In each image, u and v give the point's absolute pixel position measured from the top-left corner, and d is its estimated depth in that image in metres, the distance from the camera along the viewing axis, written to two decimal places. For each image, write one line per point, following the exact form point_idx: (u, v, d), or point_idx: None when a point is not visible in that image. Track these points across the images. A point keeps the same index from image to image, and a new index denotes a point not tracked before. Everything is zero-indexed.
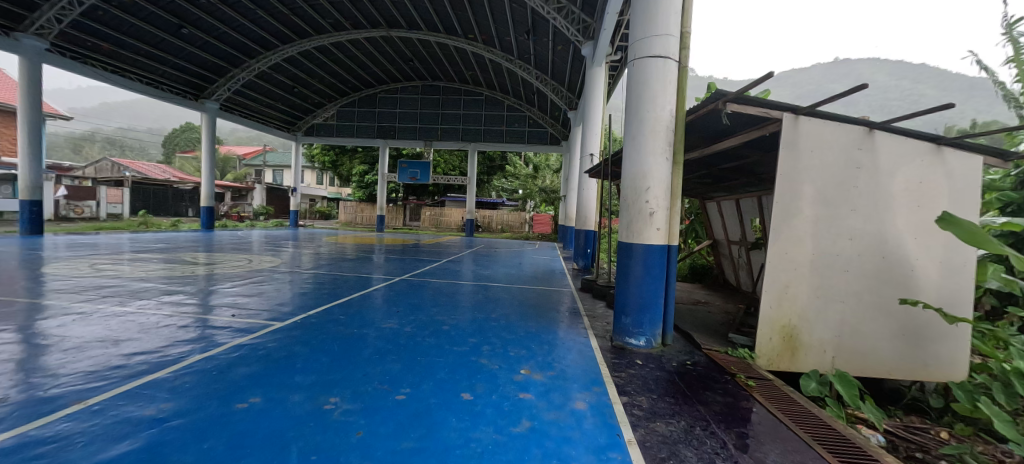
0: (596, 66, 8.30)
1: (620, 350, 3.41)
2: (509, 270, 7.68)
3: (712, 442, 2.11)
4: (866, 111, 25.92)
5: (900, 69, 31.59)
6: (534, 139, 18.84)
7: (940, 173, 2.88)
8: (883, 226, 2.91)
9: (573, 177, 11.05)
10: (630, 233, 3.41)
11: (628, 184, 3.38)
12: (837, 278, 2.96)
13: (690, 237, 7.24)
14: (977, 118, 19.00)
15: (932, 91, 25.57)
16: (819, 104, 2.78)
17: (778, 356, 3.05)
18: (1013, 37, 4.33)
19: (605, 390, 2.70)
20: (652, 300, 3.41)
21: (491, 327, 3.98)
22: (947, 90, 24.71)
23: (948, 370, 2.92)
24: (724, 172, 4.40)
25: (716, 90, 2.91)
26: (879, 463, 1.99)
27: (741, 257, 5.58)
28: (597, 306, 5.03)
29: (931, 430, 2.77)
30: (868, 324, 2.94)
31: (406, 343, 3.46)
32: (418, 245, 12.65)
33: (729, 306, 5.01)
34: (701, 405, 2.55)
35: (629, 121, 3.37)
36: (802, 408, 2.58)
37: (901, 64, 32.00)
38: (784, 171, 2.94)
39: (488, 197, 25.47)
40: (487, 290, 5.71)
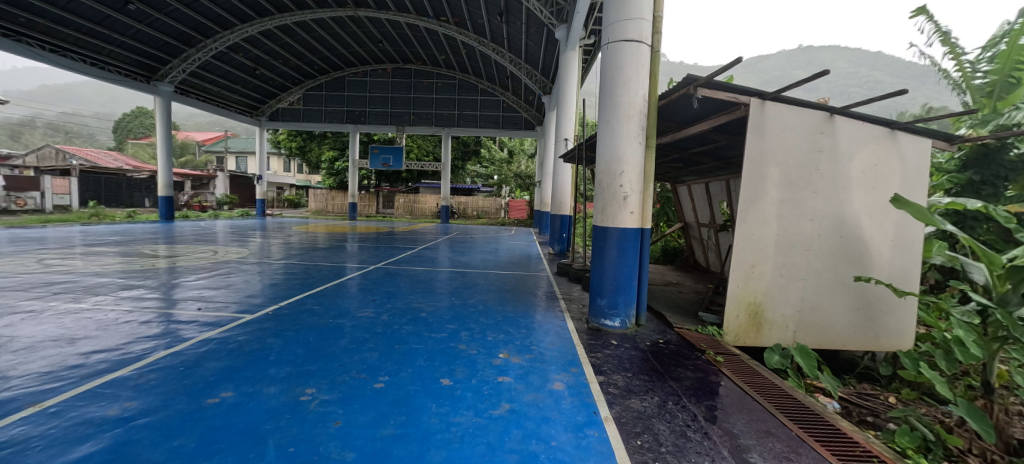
0: (569, 50, 8.23)
1: (596, 332, 3.46)
2: (486, 256, 7.67)
3: (684, 415, 2.23)
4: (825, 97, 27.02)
5: (860, 57, 32.87)
6: (508, 124, 18.67)
7: (894, 155, 3.03)
8: (841, 207, 3.05)
9: (548, 159, 11.01)
10: (604, 217, 3.41)
11: (602, 168, 3.38)
12: (798, 257, 3.10)
13: (662, 221, 7.43)
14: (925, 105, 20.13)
15: (888, 78, 26.69)
16: (786, 89, 2.84)
17: (744, 332, 3.19)
18: (947, 34, 4.61)
19: (582, 370, 2.78)
20: (627, 282, 3.44)
21: (469, 313, 3.99)
22: (901, 77, 25.95)
23: (897, 339, 3.11)
24: (694, 156, 4.47)
25: (688, 74, 2.95)
26: (838, 431, 2.12)
27: (710, 239, 5.75)
28: (572, 289, 5.12)
29: (881, 396, 2.98)
30: (826, 299, 3.10)
31: (383, 331, 3.44)
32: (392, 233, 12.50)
33: (699, 286, 5.18)
34: (673, 381, 2.67)
35: (603, 106, 3.39)
36: (768, 380, 2.72)
37: (860, 54, 33.50)
38: (750, 155, 3.02)
39: (463, 183, 25.22)
40: (464, 277, 5.69)
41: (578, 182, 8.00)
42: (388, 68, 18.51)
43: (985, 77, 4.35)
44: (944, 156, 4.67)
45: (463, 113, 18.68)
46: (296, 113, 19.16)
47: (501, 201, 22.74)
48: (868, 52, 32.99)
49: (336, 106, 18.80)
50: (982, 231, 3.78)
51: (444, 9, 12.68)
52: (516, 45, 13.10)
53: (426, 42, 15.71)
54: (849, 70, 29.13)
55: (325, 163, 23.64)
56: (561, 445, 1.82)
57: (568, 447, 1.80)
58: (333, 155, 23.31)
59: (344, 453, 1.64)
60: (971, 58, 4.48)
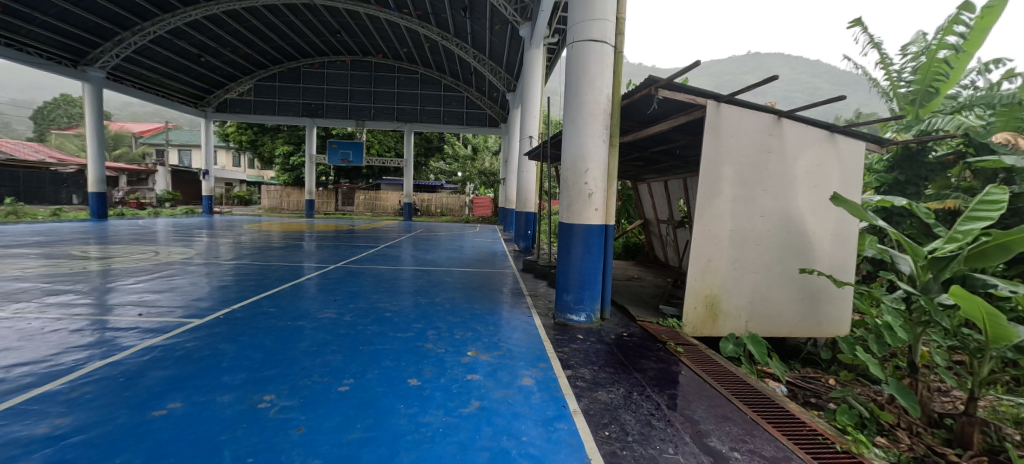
0: (533, 48, 8.25)
1: (563, 327, 3.50)
2: (451, 254, 7.59)
3: (648, 404, 2.36)
4: (770, 101, 28.73)
5: (802, 64, 35.25)
6: (473, 121, 18.57)
7: (833, 157, 3.26)
8: (788, 204, 3.23)
9: (512, 157, 11.03)
10: (570, 214, 3.45)
11: (568, 166, 3.42)
12: (751, 252, 3.23)
13: (624, 217, 7.65)
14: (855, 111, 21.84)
15: (825, 85, 28.73)
16: (739, 93, 2.96)
17: (702, 323, 3.28)
18: (877, 45, 5.03)
19: (550, 365, 2.82)
20: (592, 277, 3.51)
21: (435, 311, 3.93)
22: (837, 84, 28.03)
23: (835, 326, 3.37)
24: (655, 154, 4.61)
25: (649, 75, 3.03)
26: (785, 413, 2.32)
27: (669, 235, 5.97)
28: (538, 285, 5.17)
29: (822, 378, 3.23)
30: (775, 290, 3.28)
31: (346, 332, 3.32)
32: (353, 231, 12.09)
33: (659, 281, 5.37)
34: (638, 372, 2.77)
35: (568, 105, 3.42)
36: (723, 367, 2.88)
37: (802, 62, 35.93)
38: (708, 154, 3.10)
39: (427, 180, 24.85)
40: (429, 275, 5.60)
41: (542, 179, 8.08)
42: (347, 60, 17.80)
43: (909, 85, 4.77)
44: (874, 158, 5.10)
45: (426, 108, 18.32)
46: (247, 105, 18.13)
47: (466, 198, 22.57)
48: (809, 60, 35.39)
49: (292, 98, 17.95)
50: (907, 226, 4.16)
51: (406, 2, 12.35)
52: (480, 41, 12.98)
53: (387, 35, 15.29)
54: (791, 77, 31.14)
55: (280, 158, 22.52)
56: (532, 439, 1.85)
57: (538, 441, 1.84)
58: (288, 149, 22.23)
59: (309, 460, 1.57)
60: (898, 69, 4.92)
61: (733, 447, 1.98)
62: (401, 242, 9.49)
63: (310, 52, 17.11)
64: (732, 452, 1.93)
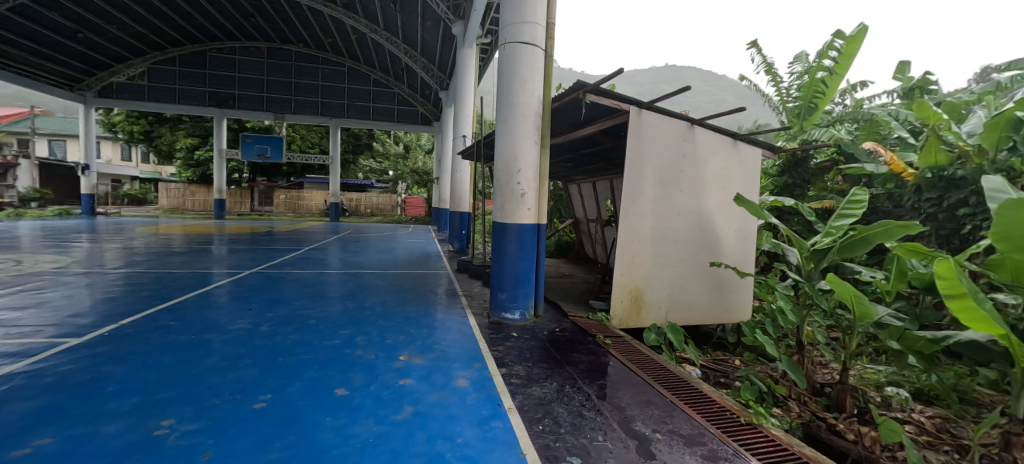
0: (466, 47, 8.17)
1: (498, 325, 3.54)
2: (383, 256, 7.31)
3: (579, 396, 2.48)
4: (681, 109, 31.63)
5: (709, 78, 39.26)
6: (404, 118, 18.00)
7: (735, 162, 3.67)
8: (700, 204, 3.57)
9: (446, 156, 10.89)
10: (504, 214, 3.50)
11: (501, 166, 3.46)
12: (669, 248, 3.51)
13: (556, 217, 7.93)
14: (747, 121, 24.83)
15: (727, 97, 32.30)
16: (657, 101, 3.19)
17: (627, 316, 3.47)
18: (769, 65, 5.75)
19: (485, 364, 2.84)
20: (525, 276, 3.59)
21: (366, 316, 3.76)
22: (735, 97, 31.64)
23: (739, 312, 3.80)
24: (584, 156, 4.83)
25: (578, 80, 3.18)
26: (700, 395, 2.57)
27: (597, 233, 6.30)
28: (473, 285, 5.17)
29: (729, 360, 3.62)
30: (689, 282, 3.61)
31: (264, 343, 3.05)
32: (272, 233, 11.15)
33: (589, 277, 5.65)
34: (570, 365, 2.89)
35: (501, 106, 3.47)
36: (646, 356, 3.10)
37: (710, 76, 40.03)
38: (631, 157, 3.29)
39: (355, 179, 23.70)
40: (358, 278, 5.34)
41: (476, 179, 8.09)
42: (263, 47, 16.21)
43: (795, 101, 5.51)
44: (768, 162, 5.80)
45: (354, 103, 17.39)
46: (138, 91, 15.91)
47: (398, 198, 22.02)
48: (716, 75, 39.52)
49: (196, 85, 16.05)
50: (794, 222, 4.81)
51: None
52: (412, 36, 12.53)
53: (309, 22, 14.23)
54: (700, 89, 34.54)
55: (183, 151, 20.07)
56: (467, 441, 1.86)
57: (473, 442, 1.86)
58: (192, 142, 19.82)
59: None
60: (786, 86, 5.66)
61: (654, 429, 2.16)
62: (329, 244, 8.93)
63: (217, 35, 15.32)
64: (654, 433, 2.13)
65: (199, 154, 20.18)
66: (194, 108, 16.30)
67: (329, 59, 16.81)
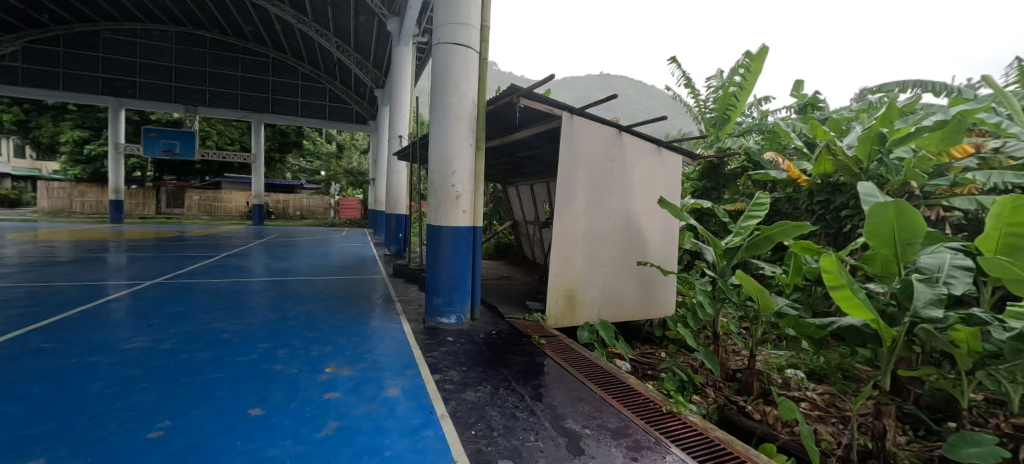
0: (402, 45, 7.94)
1: (433, 330, 3.46)
2: (313, 261, 6.84)
3: (513, 398, 2.48)
4: (612, 117, 33.66)
5: (639, 89, 42.15)
6: (336, 115, 17.08)
7: (659, 167, 3.92)
8: (628, 207, 3.76)
9: (382, 157, 10.56)
10: (438, 216, 3.43)
11: (435, 167, 3.39)
12: (600, 248, 3.66)
13: (495, 219, 7.96)
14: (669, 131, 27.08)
15: (653, 108, 34.94)
16: (587, 107, 3.31)
17: (562, 315, 3.55)
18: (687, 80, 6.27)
19: (418, 371, 2.76)
20: (461, 279, 3.54)
21: (289, 328, 3.48)
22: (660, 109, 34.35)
23: (664, 307, 4.06)
24: (521, 159, 4.88)
25: (511, 84, 3.21)
26: (628, 389, 2.69)
27: (535, 235, 6.41)
28: (410, 290, 5.02)
29: (656, 353, 3.85)
30: (619, 280, 3.79)
31: (165, 363, 2.69)
32: (182, 238, 9.98)
33: (527, 278, 5.74)
34: (505, 367, 2.89)
35: (434, 107, 3.40)
36: (578, 354, 3.20)
37: (639, 87, 43.00)
38: (564, 160, 3.38)
39: (282, 179, 22.08)
40: (282, 286, 4.94)
41: (413, 181, 7.91)
42: (172, 32, 14.35)
43: (711, 112, 6.05)
44: (689, 168, 6.28)
45: (279, 98, 16.07)
46: (8, 74, 13.46)
47: (330, 200, 21.27)
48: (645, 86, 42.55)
49: (86, 70, 13.91)
50: (711, 224, 5.26)
51: None
52: (345, 29, 11.83)
53: (227, 9, 12.78)
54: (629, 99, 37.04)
55: (68, 145, 17.37)
56: (397, 453, 1.79)
57: (404, 454, 1.78)
58: (81, 135, 17.20)
59: None
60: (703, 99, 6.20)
61: (584, 426, 2.22)
62: (250, 249, 8.18)
63: (114, 16, 13.26)
64: (584, 429, 2.20)
65: (89, 149, 17.58)
66: (84, 96, 14.15)
67: (250, 49, 15.27)
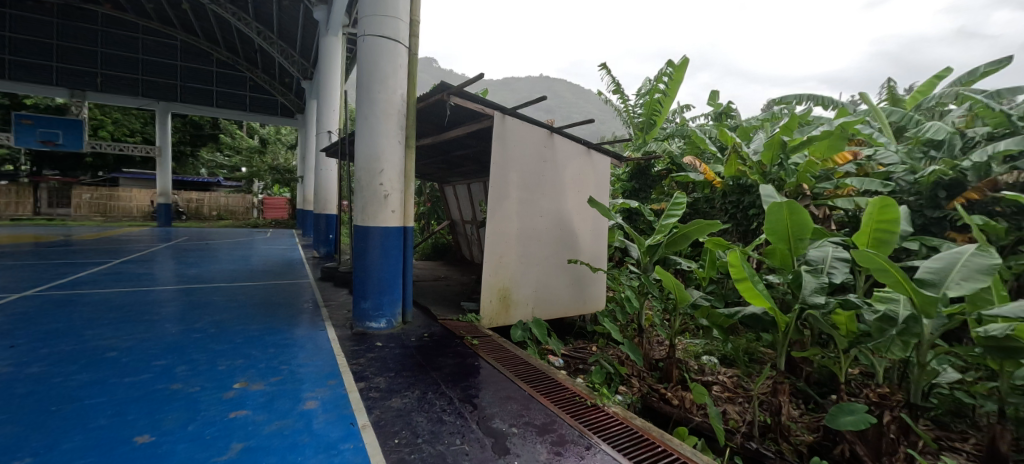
0: (330, 34, 7.48)
1: (360, 336, 3.30)
2: (230, 266, 6.24)
3: (441, 402, 2.42)
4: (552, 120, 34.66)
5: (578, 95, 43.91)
6: (259, 108, 15.41)
7: (590, 168, 4.06)
8: (560, 206, 3.85)
9: (310, 154, 9.98)
10: (365, 217, 3.28)
11: (361, 165, 3.24)
12: (534, 247, 3.71)
13: (433, 218, 7.82)
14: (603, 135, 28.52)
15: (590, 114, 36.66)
16: (518, 107, 3.32)
17: (496, 315, 3.55)
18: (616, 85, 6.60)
19: (341, 380, 2.61)
20: (392, 281, 3.42)
21: (192, 342, 3.12)
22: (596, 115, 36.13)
23: (596, 303, 4.22)
24: (457, 158, 4.82)
25: (440, 81, 3.14)
26: (557, 386, 2.74)
27: (473, 234, 6.39)
28: (338, 295, 4.75)
29: (587, 347, 3.99)
30: (552, 278, 3.87)
31: (26, 391, 2.27)
32: (63, 243, 8.61)
33: (464, 278, 5.70)
34: (435, 370, 2.82)
35: (360, 102, 3.24)
36: (511, 352, 3.22)
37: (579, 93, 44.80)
38: (496, 160, 3.37)
39: (196, 176, 19.97)
40: (188, 295, 4.43)
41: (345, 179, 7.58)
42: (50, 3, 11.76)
43: (639, 117, 6.41)
44: (618, 169, 6.61)
45: (188, 86, 14.01)
46: None
47: (254, 198, 19.32)
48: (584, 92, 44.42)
49: None
50: (638, 222, 5.58)
51: None
52: (266, 13, 10.69)
53: None
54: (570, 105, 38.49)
55: None
56: None
57: None
58: None
59: None
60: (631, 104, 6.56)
61: (511, 425, 2.22)
62: (155, 254, 7.26)
63: None
64: (511, 428, 2.20)
65: None
66: None
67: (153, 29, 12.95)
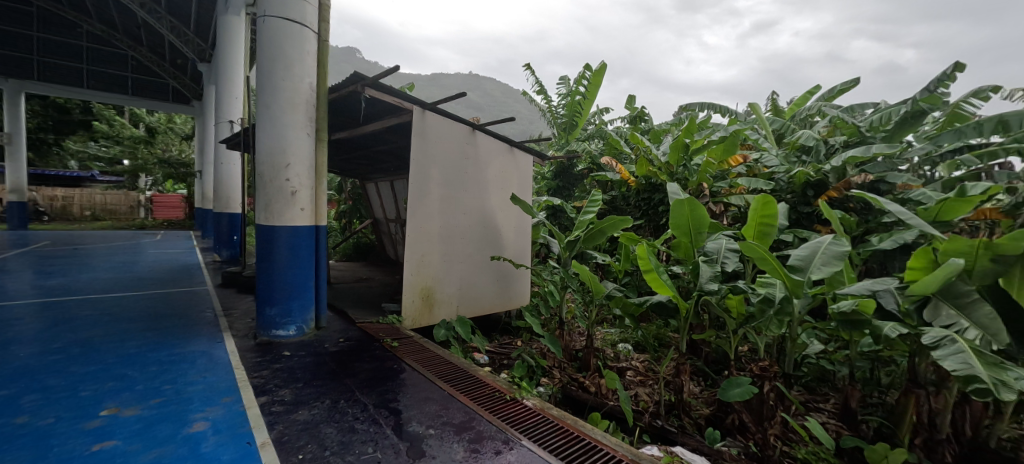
0: (231, 13, 6.82)
1: (265, 346, 3.02)
2: (105, 275, 5.34)
3: (354, 410, 2.29)
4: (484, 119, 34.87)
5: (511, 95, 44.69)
6: (146, 91, 13.23)
7: (512, 166, 4.12)
8: (483, 203, 3.86)
9: (208, 146, 8.98)
10: (269, 215, 3.00)
11: (263, 159, 2.96)
12: (457, 245, 3.67)
13: (355, 217, 7.43)
14: (530, 136, 29.38)
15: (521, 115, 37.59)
16: (439, 102, 3.25)
17: (419, 315, 3.46)
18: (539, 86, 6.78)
19: (239, 397, 2.35)
20: (302, 285, 3.18)
21: (43, 367, 2.59)
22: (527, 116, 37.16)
23: (520, 298, 4.32)
24: (378, 153, 4.61)
25: (353, 71, 2.97)
26: (479, 384, 2.75)
27: (397, 233, 6.19)
28: (242, 302, 4.31)
29: (513, 342, 4.06)
30: (477, 276, 3.87)
31: None
32: None
33: (387, 279, 5.51)
34: (349, 377, 2.67)
35: (260, 90, 2.94)
36: (433, 352, 3.16)
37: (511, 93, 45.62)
38: (416, 156, 3.27)
39: (60, 170, 16.80)
40: (42, 311, 3.70)
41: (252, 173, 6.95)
42: None
43: (562, 117, 6.64)
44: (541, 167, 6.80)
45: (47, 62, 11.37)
46: None
47: (141, 195, 16.70)
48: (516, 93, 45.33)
49: None
50: (561, 219, 5.80)
51: None
52: None
53: None
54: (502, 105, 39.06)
55: None
56: None
57: None
58: None
59: None
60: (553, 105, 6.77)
61: (428, 427, 2.17)
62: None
63: None
64: (427, 430, 2.14)
65: None
66: None
67: None
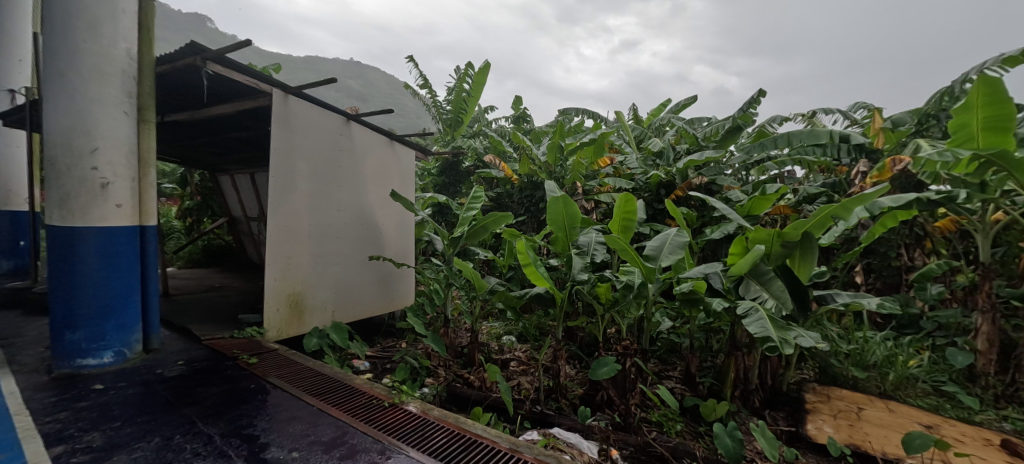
0: None
1: (64, 381, 2.37)
2: None
3: (196, 444, 1.90)
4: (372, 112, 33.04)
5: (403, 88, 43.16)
6: None
7: (392, 160, 3.97)
8: (360, 200, 3.63)
9: None
10: (65, 214, 2.38)
11: (54, 140, 2.32)
12: (331, 245, 3.39)
13: (205, 216, 6.33)
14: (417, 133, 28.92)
15: (412, 111, 36.75)
16: (305, 87, 2.95)
17: (286, 325, 3.11)
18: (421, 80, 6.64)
19: (23, 451, 1.71)
20: (122, 299, 2.61)
21: None
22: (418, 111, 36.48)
23: (403, 298, 4.21)
24: (230, 140, 3.99)
25: (189, 41, 2.49)
26: (354, 393, 2.59)
27: (260, 233, 5.48)
28: (26, 328, 3.31)
29: (397, 344, 3.94)
30: (354, 277, 3.63)
31: None
32: None
33: (246, 286, 4.87)
34: (190, 406, 2.24)
35: (47, 51, 2.29)
36: (301, 365, 2.89)
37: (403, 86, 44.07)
38: (278, 145, 2.90)
39: None
40: None
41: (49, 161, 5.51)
42: None
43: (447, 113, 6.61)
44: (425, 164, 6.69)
45: None
46: None
47: None
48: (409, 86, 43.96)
49: None
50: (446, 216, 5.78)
51: None
52: None
53: None
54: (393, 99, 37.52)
55: None
56: None
57: None
58: None
59: None
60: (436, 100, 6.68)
61: (292, 448, 1.94)
62: None
63: None
64: (290, 453, 1.89)
65: None
66: None
67: None
